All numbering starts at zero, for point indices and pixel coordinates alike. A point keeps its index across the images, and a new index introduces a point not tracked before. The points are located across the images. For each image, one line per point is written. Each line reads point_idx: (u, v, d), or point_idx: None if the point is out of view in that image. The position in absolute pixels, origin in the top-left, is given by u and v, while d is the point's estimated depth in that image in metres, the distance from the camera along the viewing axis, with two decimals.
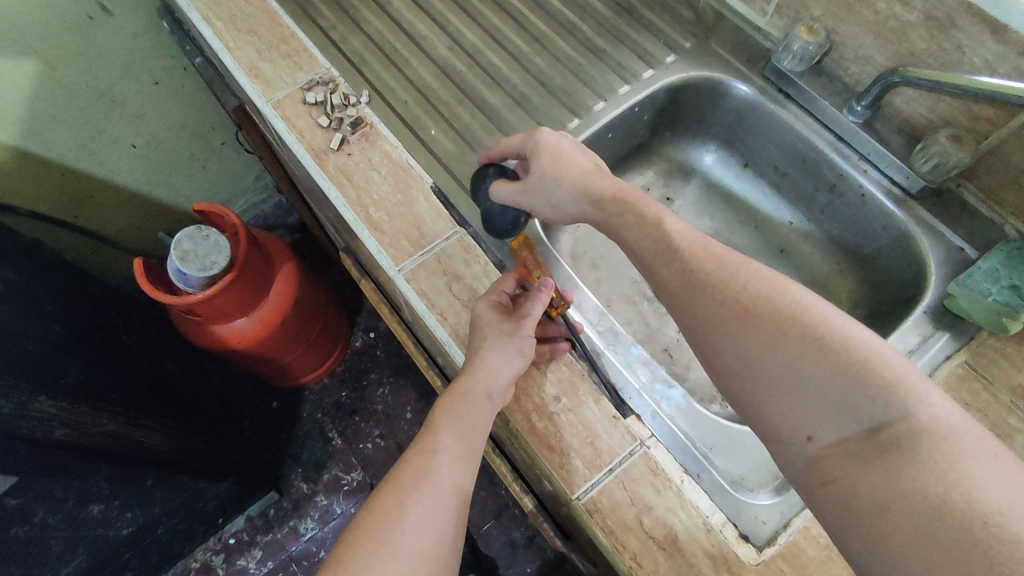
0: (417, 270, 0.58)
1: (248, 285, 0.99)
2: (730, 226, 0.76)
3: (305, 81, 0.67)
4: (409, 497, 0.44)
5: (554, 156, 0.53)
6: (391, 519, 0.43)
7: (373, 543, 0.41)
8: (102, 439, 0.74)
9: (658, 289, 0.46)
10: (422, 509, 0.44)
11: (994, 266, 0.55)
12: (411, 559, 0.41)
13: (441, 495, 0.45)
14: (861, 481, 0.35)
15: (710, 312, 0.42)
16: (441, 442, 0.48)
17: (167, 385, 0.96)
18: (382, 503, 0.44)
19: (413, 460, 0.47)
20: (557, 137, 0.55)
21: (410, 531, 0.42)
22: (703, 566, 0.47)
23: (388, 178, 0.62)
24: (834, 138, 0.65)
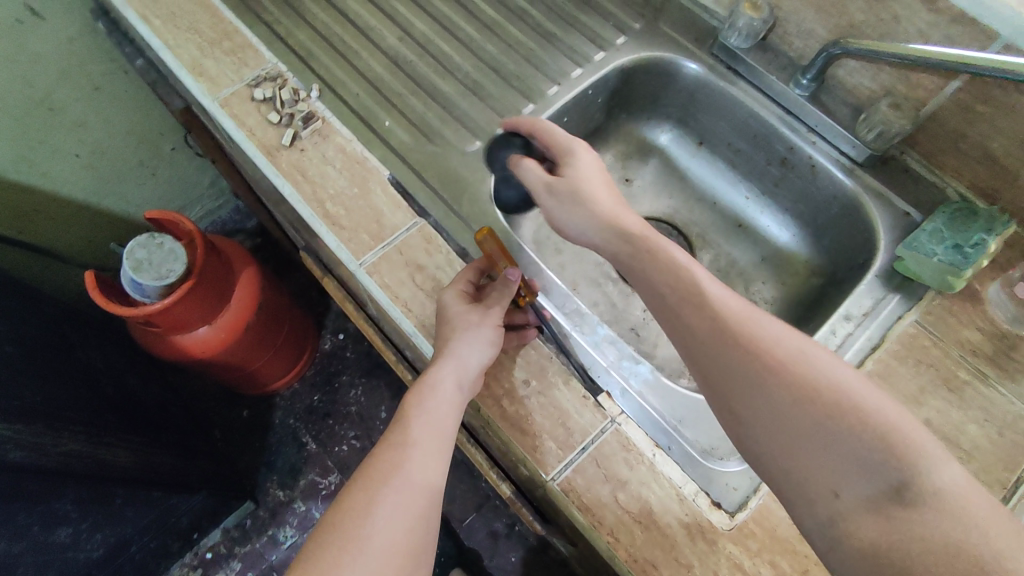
0: (379, 264, 0.57)
1: (206, 293, 0.96)
2: (689, 205, 0.77)
3: (252, 78, 0.65)
4: (376, 495, 0.43)
5: (576, 173, 0.54)
6: (363, 515, 0.42)
7: (344, 537, 0.41)
8: (65, 458, 0.72)
9: (683, 332, 0.43)
10: (396, 502, 0.43)
11: (938, 226, 0.57)
12: (382, 554, 0.40)
13: (408, 495, 0.44)
14: (892, 535, 0.33)
15: (728, 357, 0.40)
16: (411, 435, 0.47)
17: (129, 401, 0.93)
18: (353, 498, 0.43)
19: (383, 456, 0.46)
20: (587, 153, 0.56)
21: (383, 525, 0.41)
22: (677, 534, 0.48)
23: (344, 173, 0.61)
24: (784, 113, 0.67)
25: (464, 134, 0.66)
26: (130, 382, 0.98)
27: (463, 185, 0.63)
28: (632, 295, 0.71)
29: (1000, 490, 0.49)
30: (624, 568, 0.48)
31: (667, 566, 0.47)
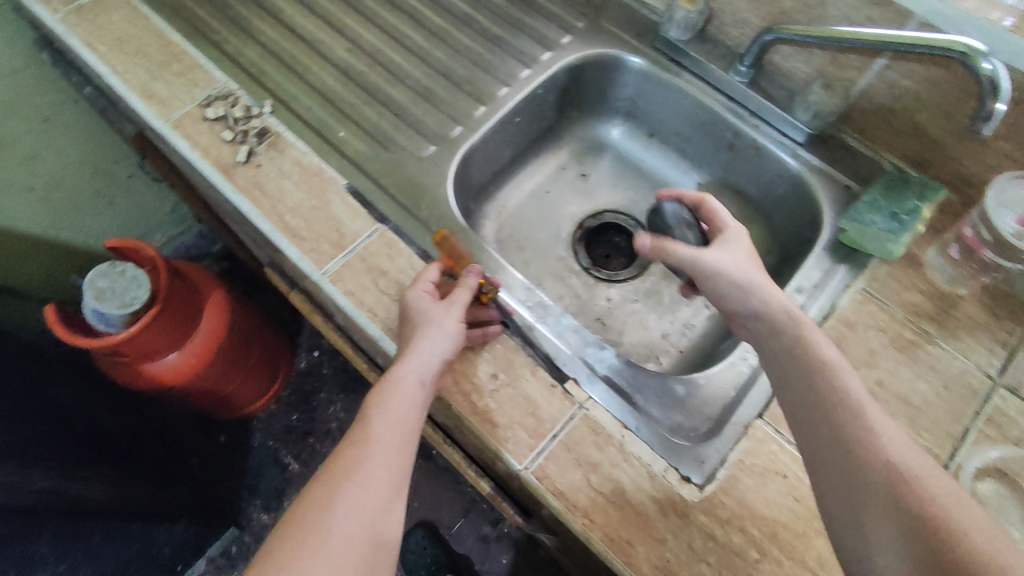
0: (342, 272, 0.58)
1: (171, 318, 0.95)
2: (646, 195, 0.79)
3: (203, 97, 0.65)
4: (337, 491, 0.43)
5: (733, 248, 0.55)
6: (324, 509, 0.42)
7: (303, 534, 0.41)
8: (37, 496, 0.70)
9: (815, 412, 0.44)
10: (356, 500, 0.43)
11: (875, 198, 0.60)
12: (341, 548, 0.41)
13: (369, 491, 0.44)
14: None
15: (827, 431, 0.42)
16: (374, 432, 0.47)
17: (100, 434, 0.91)
18: (313, 495, 0.43)
19: (346, 453, 0.46)
20: (739, 234, 0.57)
21: (342, 522, 0.42)
22: (650, 511, 0.50)
23: (302, 185, 0.62)
24: (727, 100, 0.69)
25: (419, 140, 0.67)
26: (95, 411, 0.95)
27: (421, 190, 0.64)
28: (595, 286, 0.73)
29: (950, 441, 0.52)
30: (600, 547, 0.49)
31: (642, 542, 0.49)
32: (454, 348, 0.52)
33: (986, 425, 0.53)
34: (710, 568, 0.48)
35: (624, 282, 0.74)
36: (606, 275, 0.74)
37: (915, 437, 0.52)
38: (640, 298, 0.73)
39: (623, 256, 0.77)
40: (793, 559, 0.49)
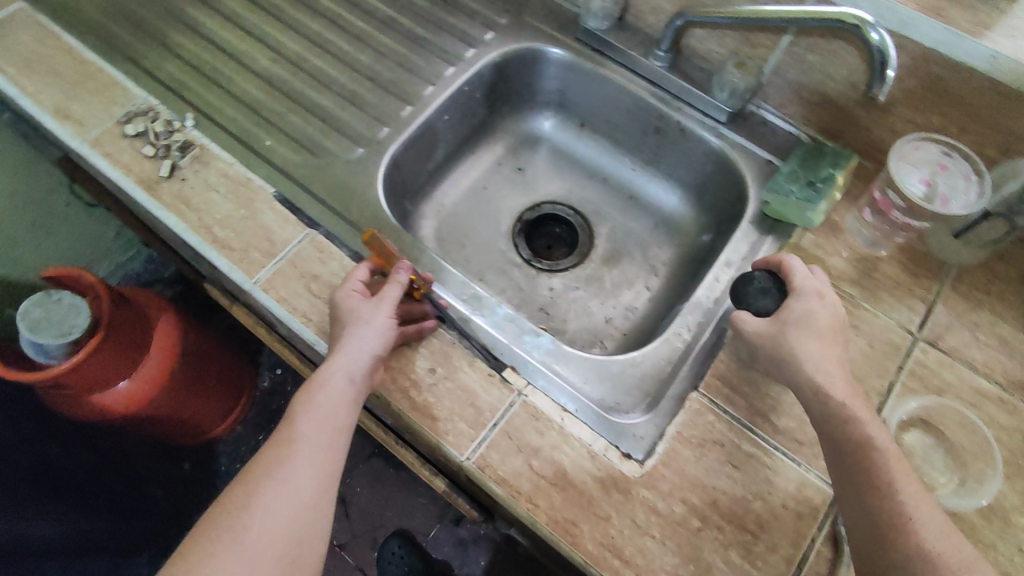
0: (273, 279, 0.57)
1: (117, 345, 0.93)
2: (583, 184, 0.80)
3: (122, 114, 0.64)
4: (258, 488, 0.45)
5: (804, 321, 0.52)
6: (243, 505, 0.44)
7: (223, 532, 0.43)
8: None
9: (842, 455, 0.46)
10: (276, 500, 0.44)
11: (794, 169, 0.63)
12: (257, 543, 0.43)
13: (290, 488, 0.45)
14: None
15: (870, 511, 0.44)
16: (299, 431, 0.47)
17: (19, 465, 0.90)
18: (235, 493, 0.45)
19: (271, 452, 0.47)
20: (821, 304, 0.53)
21: (260, 519, 0.44)
22: (592, 490, 0.50)
23: (229, 196, 0.61)
24: (649, 85, 0.71)
25: (347, 143, 0.67)
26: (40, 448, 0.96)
27: (352, 193, 0.64)
28: (537, 276, 0.74)
29: (878, 397, 0.54)
30: (545, 529, 0.49)
31: (586, 522, 0.49)
32: (384, 345, 0.52)
33: (906, 379, 0.55)
34: (654, 540, 0.49)
35: (566, 271, 0.75)
36: (547, 266, 0.75)
37: None
38: (582, 285, 0.73)
39: (564, 246, 0.78)
40: (733, 524, 0.50)
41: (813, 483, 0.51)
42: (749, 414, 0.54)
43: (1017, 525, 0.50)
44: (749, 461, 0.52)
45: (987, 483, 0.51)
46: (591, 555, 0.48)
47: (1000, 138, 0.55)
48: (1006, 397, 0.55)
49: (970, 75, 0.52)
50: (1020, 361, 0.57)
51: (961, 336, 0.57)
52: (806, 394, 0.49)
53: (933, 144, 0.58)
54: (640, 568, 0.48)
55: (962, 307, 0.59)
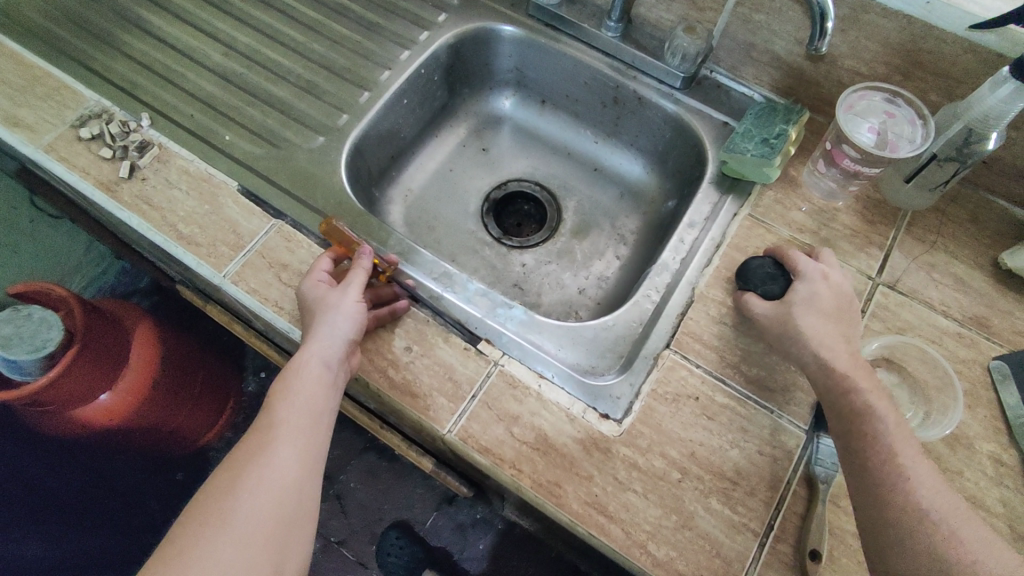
0: (243, 271, 0.57)
1: (94, 358, 0.92)
2: (547, 161, 0.81)
3: (75, 118, 0.64)
4: (241, 474, 0.45)
5: (807, 301, 0.52)
6: (228, 491, 0.45)
7: (208, 517, 0.43)
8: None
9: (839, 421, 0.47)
10: (260, 484, 0.45)
11: (749, 127, 0.64)
12: (245, 527, 0.43)
13: (275, 473, 0.46)
14: None
15: (870, 472, 0.44)
16: (279, 417, 0.48)
17: None
18: (219, 481, 0.45)
19: (252, 439, 0.47)
20: (824, 284, 0.53)
21: (246, 503, 0.44)
22: (574, 451, 0.52)
23: (192, 192, 0.61)
24: (604, 56, 0.71)
25: (307, 132, 0.67)
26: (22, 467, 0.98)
27: (316, 181, 0.64)
28: (508, 254, 0.75)
29: None
30: (530, 493, 0.50)
31: (570, 482, 0.50)
32: (356, 329, 0.52)
33: (870, 321, 0.57)
34: (636, 494, 0.50)
35: (536, 246, 0.75)
36: (518, 242, 0.75)
37: None
38: (554, 259, 0.74)
39: (533, 223, 0.79)
40: (712, 473, 0.51)
41: (787, 428, 0.53)
42: (721, 366, 0.55)
43: (981, 451, 0.52)
44: (724, 412, 0.53)
45: (950, 413, 0.53)
46: (576, 513, 0.49)
47: (942, 82, 0.57)
48: (965, 331, 0.57)
49: (907, 23, 0.55)
50: (975, 296, 0.59)
51: (919, 277, 0.60)
52: (809, 369, 0.50)
53: (876, 92, 0.59)
54: (626, 523, 0.49)
55: (918, 250, 0.61)
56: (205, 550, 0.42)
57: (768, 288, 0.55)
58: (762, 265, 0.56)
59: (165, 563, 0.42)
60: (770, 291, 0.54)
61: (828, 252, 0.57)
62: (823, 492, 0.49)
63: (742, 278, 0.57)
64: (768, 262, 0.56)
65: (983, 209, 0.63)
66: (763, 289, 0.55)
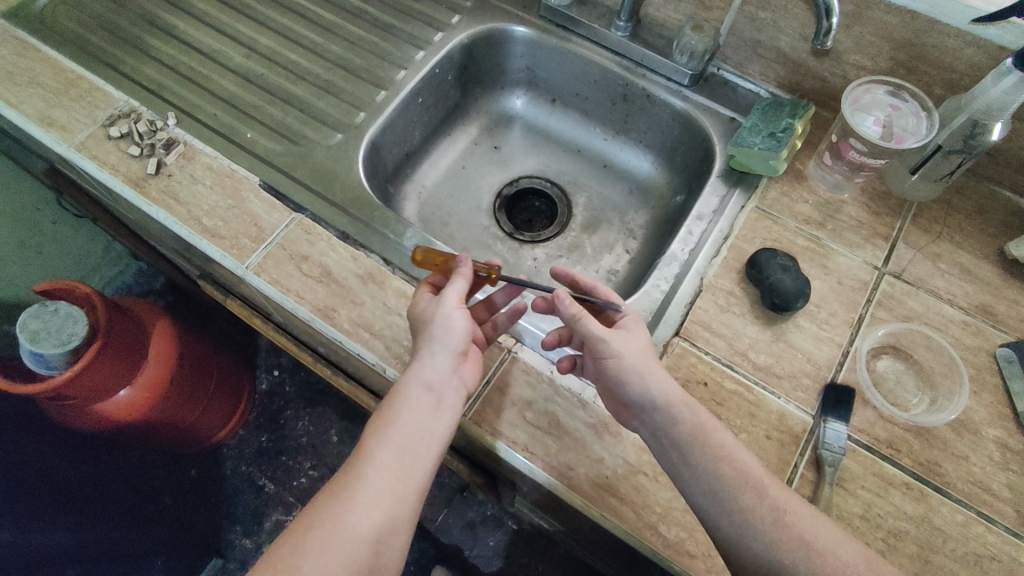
0: (264, 263, 0.59)
1: (116, 354, 0.95)
2: (558, 158, 0.83)
3: (105, 118, 0.66)
4: (341, 493, 0.45)
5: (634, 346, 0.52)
6: (327, 509, 0.44)
7: (305, 533, 0.43)
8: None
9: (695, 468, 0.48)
10: (362, 498, 0.44)
11: (755, 122, 0.65)
12: (337, 550, 0.42)
13: (372, 496, 0.45)
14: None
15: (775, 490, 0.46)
16: (381, 438, 0.47)
17: (52, 481, 0.93)
18: (320, 497, 0.45)
19: (356, 456, 0.47)
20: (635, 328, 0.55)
21: (341, 524, 0.43)
22: (585, 435, 0.53)
23: (215, 187, 0.63)
24: (614, 55, 0.73)
25: (326, 130, 0.69)
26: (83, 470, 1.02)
27: (334, 176, 0.66)
28: (520, 248, 0.77)
29: (849, 328, 0.57)
30: (543, 476, 0.52)
31: (582, 465, 0.52)
32: (461, 347, 0.52)
33: (876, 309, 0.58)
34: (647, 477, 0.52)
35: (547, 241, 0.77)
36: (529, 237, 0.77)
37: (817, 331, 0.57)
38: (565, 253, 0.76)
39: (544, 218, 0.81)
40: None
41: (794, 413, 0.54)
42: (729, 354, 0.57)
43: (988, 437, 0.53)
44: (732, 398, 0.54)
45: (955, 399, 0.54)
46: (588, 495, 0.51)
47: (947, 76, 0.59)
48: (970, 319, 0.58)
49: (911, 18, 0.56)
50: (980, 286, 0.60)
51: (924, 267, 0.61)
52: None
53: (880, 86, 0.60)
54: (637, 504, 0.51)
55: (924, 241, 0.62)
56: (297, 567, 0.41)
57: (779, 284, 0.56)
58: (773, 261, 0.58)
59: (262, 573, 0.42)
60: (784, 280, 0.56)
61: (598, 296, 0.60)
62: (830, 475, 0.50)
63: (751, 269, 0.59)
64: (778, 259, 0.58)
65: (988, 201, 0.64)
66: (773, 284, 0.57)
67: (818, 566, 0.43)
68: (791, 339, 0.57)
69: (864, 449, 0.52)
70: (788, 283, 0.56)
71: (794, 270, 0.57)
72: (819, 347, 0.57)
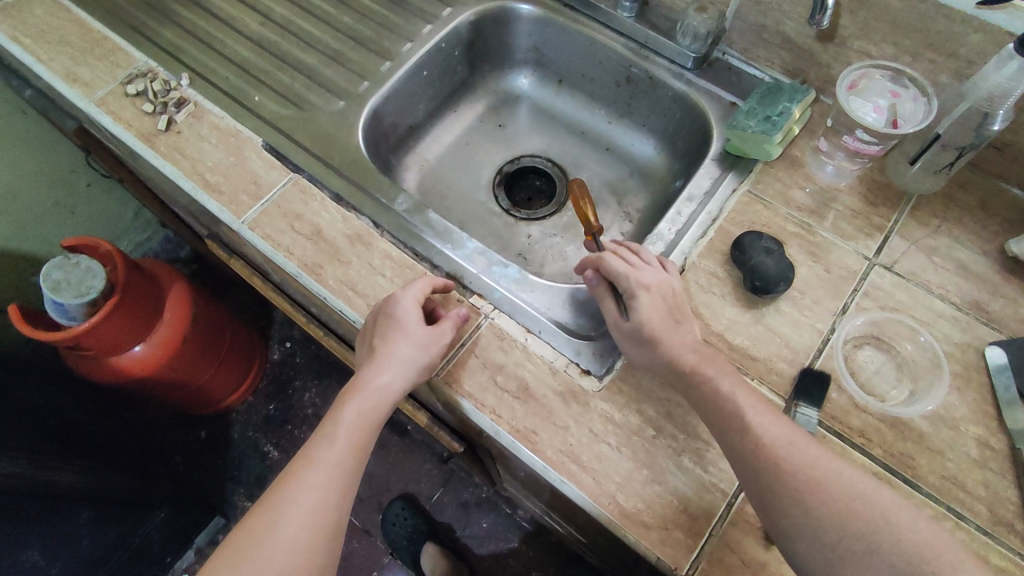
0: (259, 219, 0.62)
1: (132, 308, 0.99)
2: (560, 138, 0.83)
3: (124, 77, 0.70)
4: (296, 498, 0.49)
5: (638, 331, 0.52)
6: (282, 515, 0.48)
7: (261, 537, 0.48)
8: (7, 480, 0.79)
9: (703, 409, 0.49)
10: (314, 508, 0.49)
11: (752, 106, 0.64)
12: (290, 555, 0.47)
13: (323, 507, 0.49)
14: (836, 532, 0.41)
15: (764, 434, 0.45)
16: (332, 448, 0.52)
17: (73, 431, 0.99)
18: (275, 501, 0.49)
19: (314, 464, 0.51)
20: (650, 299, 0.53)
21: (294, 531, 0.48)
22: (553, 403, 0.54)
23: (220, 145, 0.66)
24: (619, 36, 0.73)
25: (330, 97, 0.71)
26: (102, 425, 1.08)
27: (334, 140, 0.68)
28: (516, 225, 0.77)
29: (832, 315, 0.57)
30: (508, 438, 0.53)
31: (546, 430, 0.52)
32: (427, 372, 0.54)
33: (861, 299, 0.57)
34: (610, 447, 0.52)
35: (543, 219, 0.78)
36: (525, 214, 0.78)
37: (798, 317, 0.57)
38: (559, 232, 0.77)
39: (543, 198, 0.82)
40: (686, 432, 0.52)
41: (766, 396, 0.53)
42: (706, 332, 0.56)
43: (967, 433, 0.51)
44: None
45: (934, 391, 0.53)
46: (549, 460, 0.51)
47: (953, 64, 0.57)
48: (962, 315, 0.56)
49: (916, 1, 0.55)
50: (976, 282, 0.58)
51: (918, 260, 0.59)
52: None
53: (877, 71, 0.59)
54: (597, 472, 0.51)
55: (919, 234, 0.60)
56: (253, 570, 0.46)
57: (761, 269, 0.56)
58: (757, 246, 0.57)
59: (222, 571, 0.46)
60: (767, 265, 0.56)
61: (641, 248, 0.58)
62: None
63: (734, 250, 0.59)
64: (762, 243, 0.58)
65: (993, 196, 0.62)
66: (755, 271, 0.56)
67: (788, 519, 0.42)
68: (770, 322, 0.57)
69: (834, 435, 0.51)
70: (768, 267, 0.56)
71: (778, 254, 0.57)
72: (798, 332, 0.56)
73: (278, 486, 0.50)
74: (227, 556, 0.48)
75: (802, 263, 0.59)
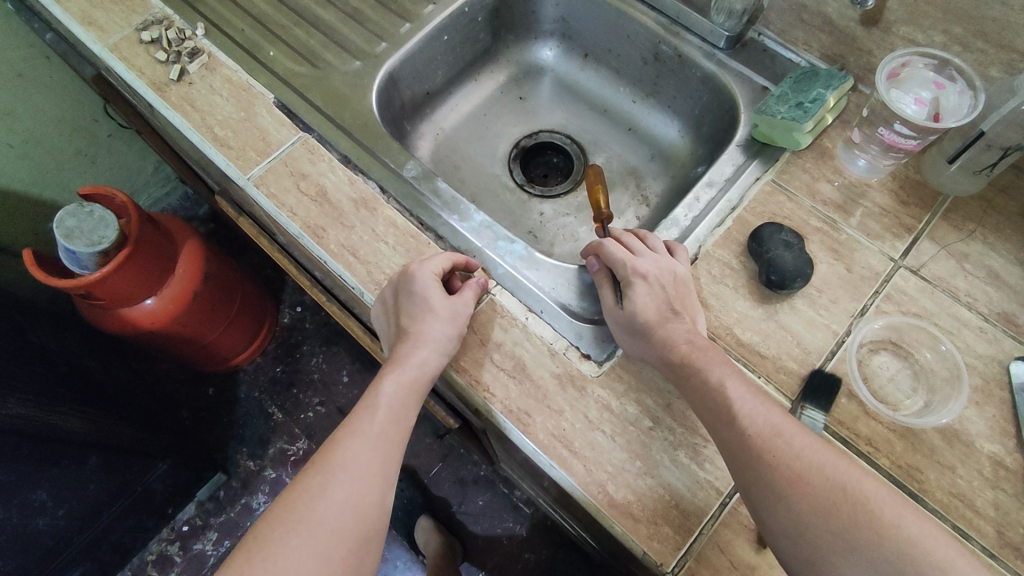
0: (265, 176, 0.60)
1: (144, 260, 0.99)
2: (582, 115, 0.81)
3: (140, 23, 0.68)
4: (331, 477, 0.48)
5: (631, 320, 0.51)
6: (319, 495, 0.47)
7: (297, 517, 0.46)
8: (10, 420, 0.79)
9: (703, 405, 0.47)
10: (351, 486, 0.48)
11: (784, 91, 0.61)
12: (331, 534, 0.46)
13: (360, 484, 0.48)
14: (823, 537, 0.39)
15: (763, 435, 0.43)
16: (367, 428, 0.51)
17: (86, 379, 1.00)
18: (310, 482, 0.48)
19: (346, 443, 0.50)
20: (647, 288, 0.51)
21: (333, 510, 0.47)
22: (549, 385, 0.52)
23: (231, 99, 0.64)
24: (650, 10, 0.70)
25: (346, 57, 0.69)
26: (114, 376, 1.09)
27: (347, 101, 0.66)
28: (529, 201, 0.75)
29: (849, 316, 0.54)
30: (500, 418, 0.51)
31: (540, 413, 0.51)
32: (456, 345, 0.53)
33: (881, 302, 0.54)
34: (604, 435, 0.50)
35: (557, 197, 0.76)
36: (540, 191, 0.76)
37: (813, 316, 0.54)
38: (572, 212, 0.74)
39: (560, 175, 0.80)
40: (685, 427, 0.50)
41: (771, 395, 0.51)
42: (715, 325, 0.54)
43: (982, 451, 0.49)
44: None
45: (951, 404, 0.50)
46: (541, 443, 0.50)
47: (1006, 56, 0.53)
48: (988, 326, 0.53)
49: None
50: (1009, 294, 0.55)
51: (947, 265, 0.56)
52: None
53: (921, 60, 0.55)
54: (588, 460, 0.49)
55: (952, 238, 0.57)
56: (293, 550, 0.45)
57: (778, 263, 0.53)
58: (773, 239, 0.55)
59: (258, 550, 0.45)
60: (784, 260, 0.53)
61: (649, 235, 0.56)
62: None
63: (751, 242, 0.56)
64: (778, 236, 0.55)
65: None
66: (770, 264, 0.53)
67: (780, 522, 0.41)
68: (783, 319, 0.54)
69: (840, 441, 0.49)
70: (784, 262, 0.53)
71: (794, 249, 0.54)
72: (812, 332, 0.53)
73: (314, 467, 0.49)
74: (263, 537, 0.47)
75: (823, 259, 0.56)
